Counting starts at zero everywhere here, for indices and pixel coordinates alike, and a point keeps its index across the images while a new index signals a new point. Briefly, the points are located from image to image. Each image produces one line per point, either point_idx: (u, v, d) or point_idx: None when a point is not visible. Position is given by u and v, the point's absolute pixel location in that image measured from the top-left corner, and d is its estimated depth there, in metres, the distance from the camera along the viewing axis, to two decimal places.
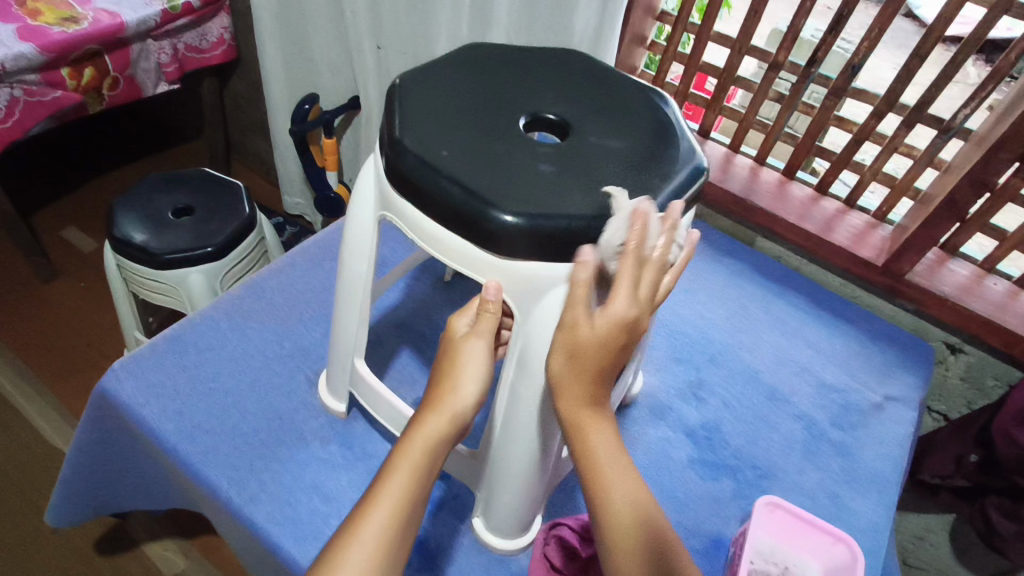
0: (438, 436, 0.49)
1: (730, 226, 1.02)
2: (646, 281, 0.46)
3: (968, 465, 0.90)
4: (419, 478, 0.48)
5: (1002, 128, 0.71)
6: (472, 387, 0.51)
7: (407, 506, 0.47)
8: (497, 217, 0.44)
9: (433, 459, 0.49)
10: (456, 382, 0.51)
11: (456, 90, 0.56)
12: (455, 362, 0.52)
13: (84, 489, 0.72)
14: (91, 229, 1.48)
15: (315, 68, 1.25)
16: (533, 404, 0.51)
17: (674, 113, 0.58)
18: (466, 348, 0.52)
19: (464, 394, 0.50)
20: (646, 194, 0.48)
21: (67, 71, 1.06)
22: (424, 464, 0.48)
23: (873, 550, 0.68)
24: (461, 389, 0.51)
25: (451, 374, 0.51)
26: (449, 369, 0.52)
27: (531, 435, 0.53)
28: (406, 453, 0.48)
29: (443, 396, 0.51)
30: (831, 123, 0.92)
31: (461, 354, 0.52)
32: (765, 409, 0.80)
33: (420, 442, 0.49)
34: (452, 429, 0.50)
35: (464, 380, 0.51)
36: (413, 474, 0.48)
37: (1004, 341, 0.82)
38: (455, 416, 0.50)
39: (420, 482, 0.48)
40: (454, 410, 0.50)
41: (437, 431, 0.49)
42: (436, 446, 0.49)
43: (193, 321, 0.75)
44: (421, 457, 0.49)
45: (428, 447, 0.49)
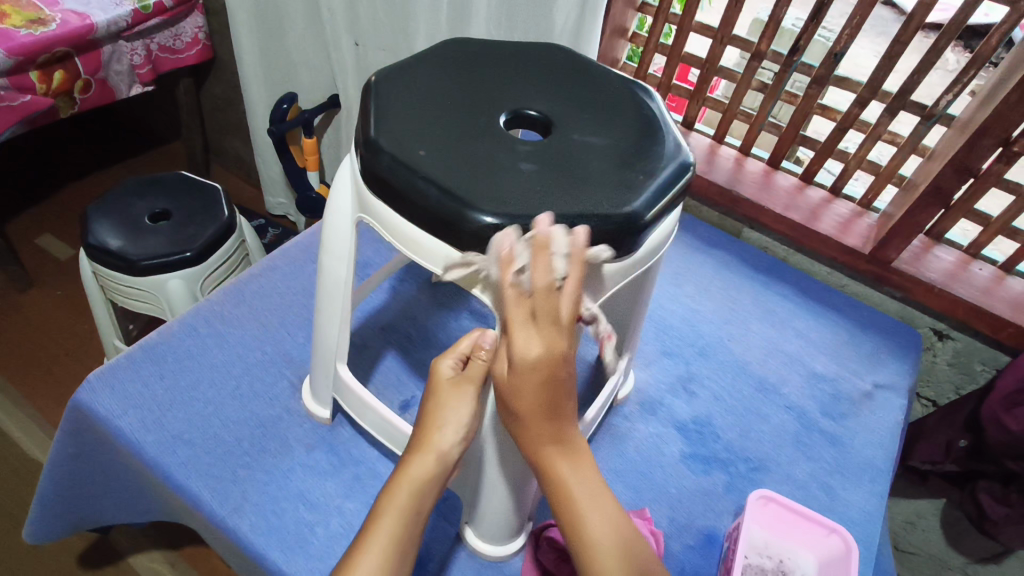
0: (425, 477, 0.50)
1: (716, 218, 1.01)
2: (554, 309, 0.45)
3: (958, 450, 0.90)
4: (409, 517, 0.48)
5: (985, 113, 0.71)
6: (456, 428, 0.51)
7: (399, 545, 0.47)
8: (477, 218, 0.43)
9: (421, 500, 0.49)
10: (441, 422, 0.51)
11: (434, 88, 0.54)
12: (439, 403, 0.52)
13: (62, 505, 0.70)
14: (67, 236, 1.45)
15: (293, 67, 1.23)
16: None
17: (659, 108, 0.57)
18: (453, 390, 0.52)
19: (449, 433, 0.51)
20: (631, 192, 0.47)
21: (36, 74, 1.03)
22: (415, 502, 0.49)
23: (865, 539, 0.68)
24: (446, 428, 0.51)
25: (437, 415, 0.52)
26: (434, 409, 0.52)
27: (522, 443, 0.52)
28: (393, 493, 0.49)
29: (428, 436, 0.51)
30: (814, 112, 0.92)
31: (446, 396, 0.52)
32: (756, 401, 0.80)
33: (408, 481, 0.49)
34: (439, 468, 0.50)
35: (449, 421, 0.51)
36: (404, 513, 0.48)
37: (991, 325, 0.82)
38: (442, 454, 0.50)
39: (411, 522, 0.48)
40: (439, 448, 0.51)
41: (425, 470, 0.50)
42: (424, 485, 0.50)
43: (171, 330, 0.73)
44: (409, 499, 0.49)
45: (416, 486, 0.49)
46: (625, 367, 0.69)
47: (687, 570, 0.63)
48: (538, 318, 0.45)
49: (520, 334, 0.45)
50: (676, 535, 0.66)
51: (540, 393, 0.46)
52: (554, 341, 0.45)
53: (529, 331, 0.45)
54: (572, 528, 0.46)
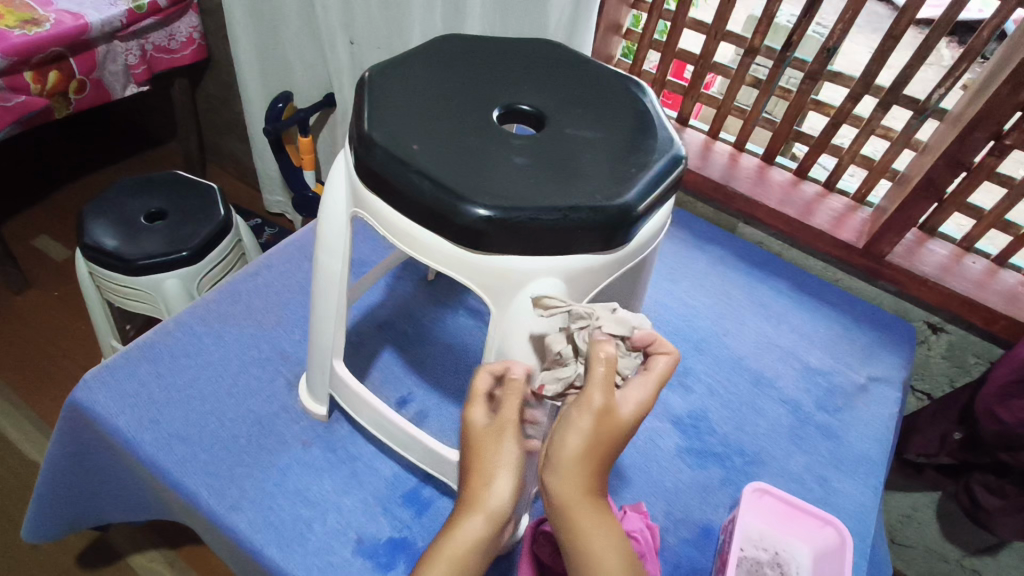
0: (475, 543, 0.42)
1: (710, 213, 1.01)
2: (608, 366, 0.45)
3: (952, 442, 0.91)
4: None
5: (977, 106, 0.71)
6: (507, 479, 0.44)
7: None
8: (470, 210, 0.43)
9: (470, 569, 0.42)
10: (489, 476, 0.44)
11: (428, 83, 0.54)
12: (481, 453, 0.45)
13: (60, 504, 0.70)
14: (63, 237, 1.45)
15: (288, 66, 1.23)
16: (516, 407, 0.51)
17: (652, 102, 0.58)
18: (492, 437, 0.45)
19: (499, 488, 0.43)
20: (623, 185, 0.47)
21: (30, 75, 1.02)
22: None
23: (860, 531, 0.68)
24: (495, 482, 0.44)
25: (482, 468, 0.44)
26: (476, 460, 0.45)
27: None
28: (437, 562, 0.42)
29: (476, 494, 0.44)
30: (808, 107, 0.92)
31: (488, 442, 0.45)
32: (751, 395, 0.80)
33: (457, 551, 0.42)
34: (490, 531, 0.43)
35: (497, 474, 0.44)
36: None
37: (984, 318, 0.83)
38: (493, 514, 0.43)
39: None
40: (488, 508, 0.43)
41: (475, 537, 0.42)
42: (475, 552, 0.43)
43: (167, 329, 0.73)
44: (455, 570, 0.42)
45: (465, 555, 0.42)
46: None
47: (683, 564, 0.64)
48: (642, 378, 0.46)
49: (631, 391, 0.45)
50: (672, 529, 0.66)
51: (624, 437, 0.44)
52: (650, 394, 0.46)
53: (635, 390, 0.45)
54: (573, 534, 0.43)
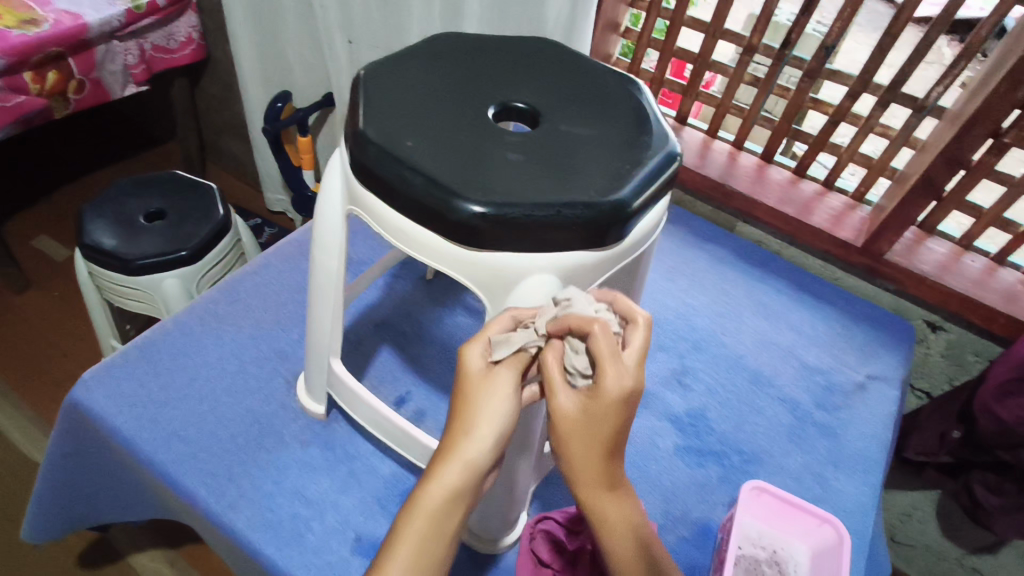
0: (450, 494, 0.41)
1: (709, 212, 1.01)
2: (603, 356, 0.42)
3: (952, 441, 0.90)
4: (431, 541, 0.41)
5: (975, 104, 0.71)
6: (489, 431, 0.42)
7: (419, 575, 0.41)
8: (464, 206, 0.43)
9: (447, 521, 0.42)
10: (470, 425, 0.42)
11: (423, 81, 0.54)
12: (467, 400, 0.43)
13: (60, 503, 0.70)
14: (63, 237, 1.45)
15: (288, 65, 1.23)
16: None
17: (648, 100, 0.58)
18: (484, 383, 0.43)
19: (478, 438, 0.42)
20: (617, 182, 0.47)
21: (29, 75, 1.02)
22: (437, 525, 0.41)
23: (858, 529, 0.68)
24: (474, 432, 0.42)
25: (465, 415, 0.43)
26: (461, 406, 0.43)
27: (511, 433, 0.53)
28: (413, 513, 0.41)
29: (454, 442, 0.42)
30: (807, 106, 0.92)
31: (476, 389, 0.43)
32: (749, 393, 0.80)
33: (431, 499, 0.41)
34: (467, 483, 0.42)
35: (479, 423, 0.42)
36: (423, 537, 0.41)
37: (983, 316, 0.83)
38: (469, 464, 0.42)
39: (432, 544, 0.41)
40: (466, 458, 0.42)
41: (449, 486, 0.41)
42: (451, 503, 0.41)
43: (166, 328, 0.74)
44: (431, 521, 0.41)
45: (438, 503, 0.41)
46: None
47: (681, 562, 0.64)
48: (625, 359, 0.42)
49: (610, 368, 0.41)
50: (671, 527, 0.66)
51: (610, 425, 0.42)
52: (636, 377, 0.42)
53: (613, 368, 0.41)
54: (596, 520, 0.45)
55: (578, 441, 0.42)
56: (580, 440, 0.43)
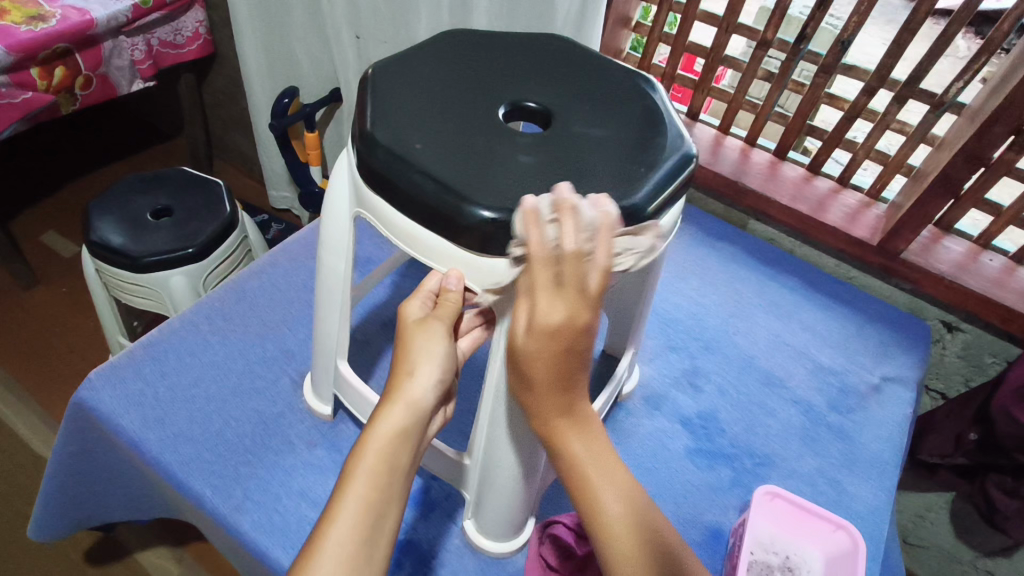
0: (399, 429, 0.44)
1: (721, 209, 1.00)
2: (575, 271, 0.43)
3: (967, 443, 0.89)
4: (385, 475, 0.43)
5: (997, 100, 0.69)
6: (430, 371, 0.47)
7: (376, 505, 0.42)
8: (477, 210, 0.42)
9: (397, 457, 0.44)
10: (412, 368, 0.47)
11: (431, 80, 0.53)
12: (407, 348, 0.48)
13: (67, 503, 0.70)
14: (71, 233, 1.45)
15: (295, 60, 1.22)
16: (523, 409, 0.50)
17: (662, 99, 0.56)
18: (418, 330, 0.49)
19: (420, 378, 0.46)
20: (629, 184, 0.46)
21: (36, 71, 1.02)
22: (390, 458, 0.43)
23: (872, 534, 0.67)
24: (416, 373, 0.47)
25: (406, 361, 0.48)
26: (403, 354, 0.48)
27: (523, 440, 0.52)
28: (362, 452, 0.43)
29: (398, 385, 0.46)
30: (822, 101, 0.90)
31: (413, 337, 0.48)
32: (762, 395, 0.79)
33: (380, 434, 0.44)
34: (413, 419, 0.45)
35: (419, 366, 0.47)
36: (378, 470, 0.43)
37: (1002, 317, 0.81)
38: (414, 402, 0.45)
39: (388, 478, 0.43)
40: (410, 397, 0.46)
41: (397, 421, 0.44)
42: (400, 438, 0.44)
43: (172, 326, 0.73)
44: (381, 459, 0.43)
45: (389, 439, 0.44)
46: (630, 362, 0.69)
47: None
48: (564, 286, 0.43)
49: (543, 298, 0.43)
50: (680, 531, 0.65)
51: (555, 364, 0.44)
52: (579, 310, 0.43)
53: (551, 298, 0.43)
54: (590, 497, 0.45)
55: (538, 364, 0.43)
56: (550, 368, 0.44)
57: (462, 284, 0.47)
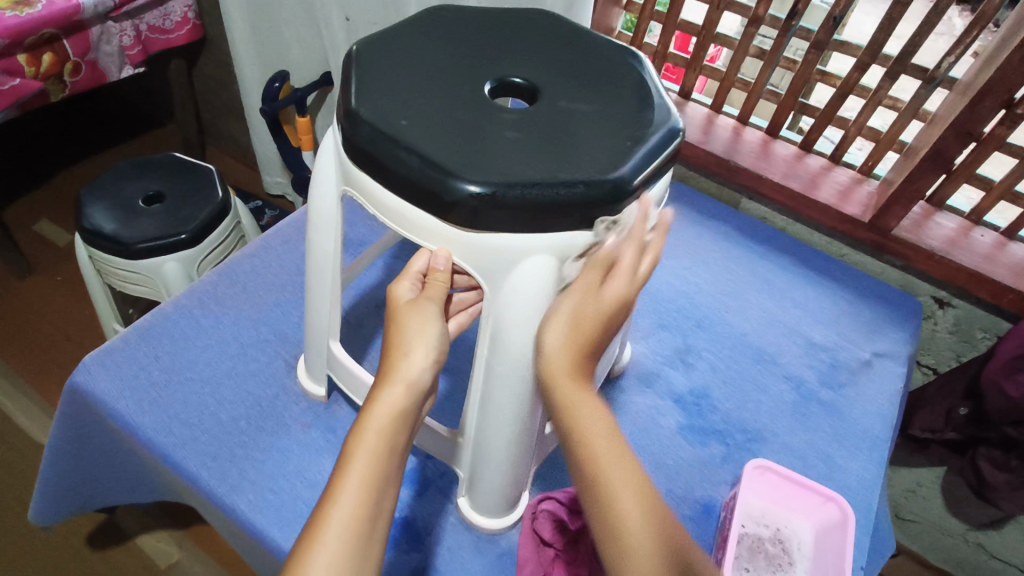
0: (396, 411, 0.44)
1: (714, 188, 1.00)
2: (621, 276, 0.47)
3: (957, 418, 0.90)
4: (384, 459, 0.43)
5: (988, 74, 0.69)
6: (426, 351, 0.46)
7: (377, 489, 0.42)
8: (463, 187, 0.42)
9: (394, 440, 0.44)
10: (406, 348, 0.46)
11: (418, 57, 0.53)
12: (400, 327, 0.47)
13: (66, 488, 0.71)
14: (64, 221, 1.45)
15: (285, 44, 1.20)
16: (509, 385, 0.50)
17: (650, 73, 0.56)
18: (412, 310, 0.47)
19: (416, 359, 0.45)
20: (617, 159, 0.46)
21: (24, 57, 1.01)
22: (388, 442, 0.43)
23: (862, 507, 0.68)
24: (411, 353, 0.45)
25: (400, 341, 0.46)
26: (396, 334, 0.47)
27: (512, 417, 0.52)
28: (361, 435, 0.43)
29: (393, 366, 0.45)
30: (814, 78, 0.90)
31: (406, 319, 0.47)
32: (754, 371, 0.79)
33: (378, 418, 0.44)
34: (410, 400, 0.45)
35: (413, 347, 0.46)
36: (377, 454, 0.43)
37: (992, 293, 0.81)
38: (411, 384, 0.45)
39: (387, 463, 0.43)
40: (408, 378, 0.45)
41: (394, 405, 0.44)
42: (398, 420, 0.44)
43: (164, 311, 0.73)
44: (379, 441, 0.43)
45: (388, 422, 0.44)
46: (621, 339, 0.69)
47: None
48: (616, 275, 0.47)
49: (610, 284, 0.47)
50: (673, 506, 0.66)
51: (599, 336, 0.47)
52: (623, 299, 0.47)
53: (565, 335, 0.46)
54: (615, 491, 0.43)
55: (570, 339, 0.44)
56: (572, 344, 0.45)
57: (450, 263, 0.48)
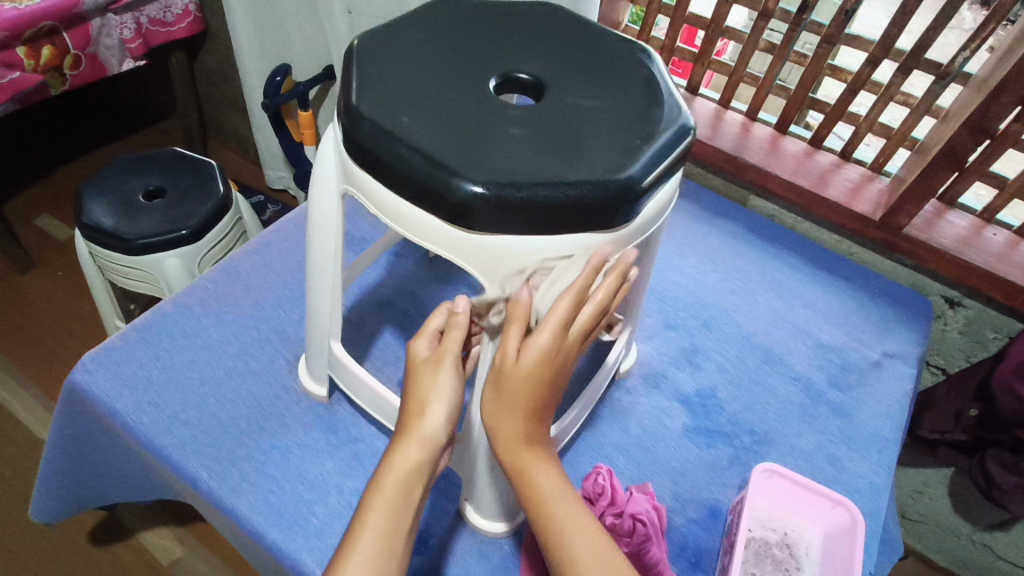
0: (411, 467, 0.43)
1: (721, 184, 0.99)
2: (582, 318, 0.44)
3: (967, 419, 0.88)
4: (398, 514, 0.42)
5: (1005, 69, 0.67)
6: (443, 406, 0.45)
7: (391, 543, 0.41)
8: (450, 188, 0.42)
9: (410, 492, 0.43)
10: (424, 404, 0.45)
11: (420, 52, 0.52)
12: (414, 386, 0.46)
13: (63, 488, 0.70)
14: (64, 215, 1.44)
15: (286, 36, 1.19)
16: None
17: (659, 69, 0.55)
18: (427, 370, 0.46)
19: (433, 416, 0.44)
20: (625, 158, 0.45)
21: (23, 50, 1.00)
22: (404, 495, 0.43)
23: (872, 511, 0.67)
24: (427, 410, 0.45)
25: (416, 397, 0.45)
26: (411, 391, 0.46)
27: None
28: (378, 489, 0.43)
29: (411, 422, 0.45)
30: (824, 73, 0.88)
31: (419, 377, 0.46)
32: (761, 372, 0.78)
33: (394, 474, 0.43)
34: (426, 455, 0.44)
35: (430, 402, 0.45)
36: (393, 507, 0.42)
37: (1005, 292, 0.80)
38: (427, 440, 0.44)
39: (400, 520, 0.42)
40: (423, 434, 0.44)
41: (409, 460, 0.43)
42: (414, 476, 0.43)
43: (164, 308, 0.72)
44: (395, 493, 0.43)
45: (404, 476, 0.43)
46: (627, 340, 0.68)
47: (689, 545, 0.63)
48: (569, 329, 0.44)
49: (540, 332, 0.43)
50: (678, 510, 0.65)
51: (534, 391, 0.43)
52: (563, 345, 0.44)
53: (540, 331, 0.43)
54: (546, 530, 0.43)
55: (516, 388, 0.43)
56: (522, 385, 0.43)
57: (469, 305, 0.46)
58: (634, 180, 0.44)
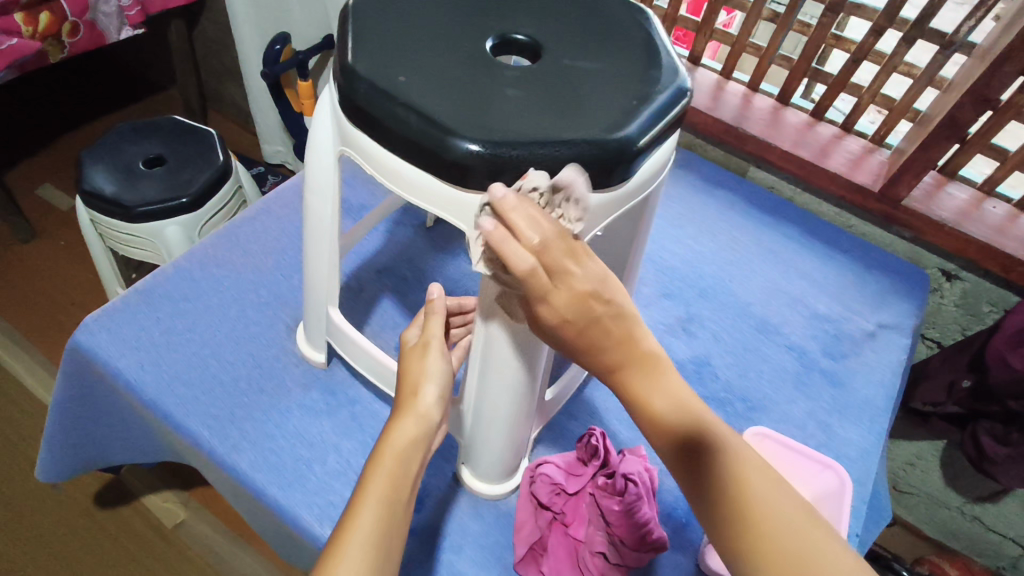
0: (409, 440, 0.46)
1: (721, 156, 0.98)
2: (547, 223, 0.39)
3: (960, 391, 0.89)
4: (398, 482, 0.44)
5: (1009, 38, 0.67)
6: (434, 385, 0.49)
7: (393, 507, 0.43)
8: (447, 148, 0.42)
9: (409, 462, 0.45)
10: (417, 386, 0.49)
11: (418, 12, 0.51)
12: (406, 372, 0.50)
13: (68, 448, 0.71)
14: (65, 186, 1.44)
15: (286, 4, 1.18)
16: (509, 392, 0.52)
17: (658, 30, 0.54)
18: (416, 353, 0.51)
19: (427, 394, 0.48)
20: (621, 118, 0.45)
21: (21, 16, 0.99)
22: (403, 465, 0.45)
23: (862, 477, 0.68)
24: (421, 389, 0.48)
25: (409, 380, 0.49)
26: (404, 376, 0.50)
27: (506, 411, 0.54)
28: (378, 460, 0.45)
29: (406, 402, 0.48)
30: (828, 42, 0.87)
31: (409, 362, 0.50)
32: (756, 341, 0.79)
33: (394, 445, 0.45)
34: (423, 431, 0.47)
35: (423, 383, 0.49)
36: (393, 474, 0.44)
37: (1001, 265, 0.80)
38: (422, 416, 0.47)
39: (401, 485, 0.44)
40: (419, 411, 0.47)
41: (409, 433, 0.46)
42: (412, 448, 0.46)
43: (165, 273, 0.73)
44: (394, 462, 0.45)
45: (403, 447, 0.45)
46: None
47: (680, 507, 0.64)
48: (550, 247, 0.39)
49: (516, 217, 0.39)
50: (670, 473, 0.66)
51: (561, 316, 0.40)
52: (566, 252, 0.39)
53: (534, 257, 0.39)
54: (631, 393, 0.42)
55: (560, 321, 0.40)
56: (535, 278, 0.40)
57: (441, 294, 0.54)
58: (631, 139, 0.44)
